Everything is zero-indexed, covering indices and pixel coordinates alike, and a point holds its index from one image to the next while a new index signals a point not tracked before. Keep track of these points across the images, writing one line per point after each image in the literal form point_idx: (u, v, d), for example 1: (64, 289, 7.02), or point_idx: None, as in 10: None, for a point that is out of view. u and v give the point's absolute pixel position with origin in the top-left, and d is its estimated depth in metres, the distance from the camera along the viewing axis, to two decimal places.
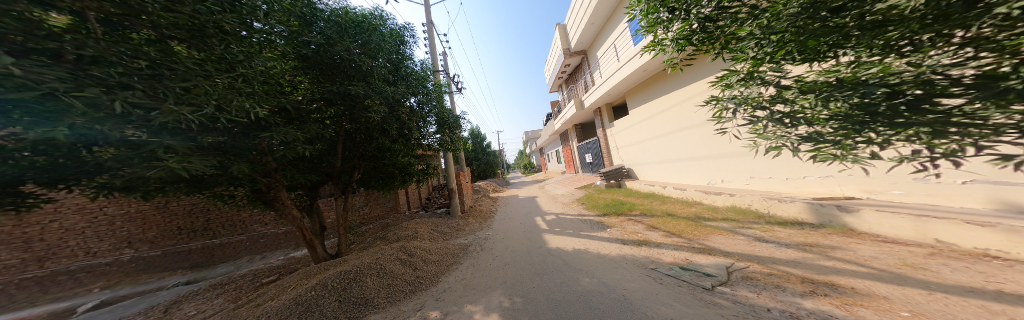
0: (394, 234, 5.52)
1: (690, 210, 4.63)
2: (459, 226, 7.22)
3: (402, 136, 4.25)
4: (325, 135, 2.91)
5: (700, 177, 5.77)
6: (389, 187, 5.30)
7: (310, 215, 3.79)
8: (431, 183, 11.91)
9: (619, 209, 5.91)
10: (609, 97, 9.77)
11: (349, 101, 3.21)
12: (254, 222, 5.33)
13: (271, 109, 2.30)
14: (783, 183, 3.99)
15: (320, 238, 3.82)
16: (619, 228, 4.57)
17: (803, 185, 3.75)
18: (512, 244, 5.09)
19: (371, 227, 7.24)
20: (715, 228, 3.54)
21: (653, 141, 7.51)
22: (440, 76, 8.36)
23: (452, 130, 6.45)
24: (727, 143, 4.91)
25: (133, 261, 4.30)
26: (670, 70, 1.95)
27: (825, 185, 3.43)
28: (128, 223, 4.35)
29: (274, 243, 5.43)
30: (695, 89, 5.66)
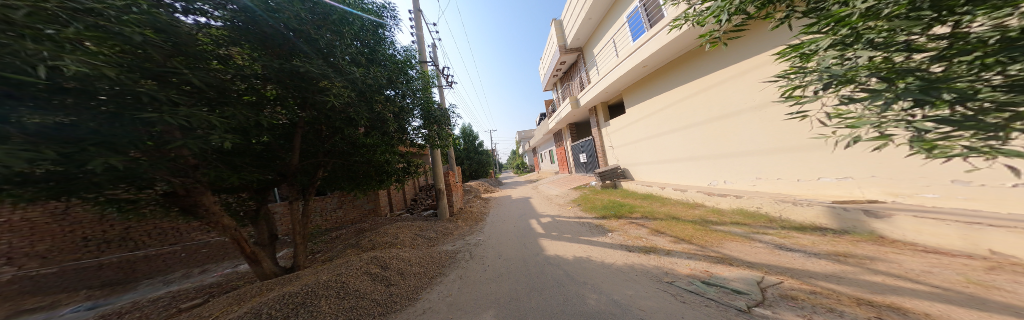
0: (370, 242, 4.98)
1: (692, 213, 4.37)
2: (447, 230, 6.70)
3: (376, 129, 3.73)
4: (261, 122, 2.29)
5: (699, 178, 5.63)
6: (366, 186, 4.77)
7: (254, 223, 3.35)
8: (417, 183, 11.27)
9: (619, 212, 5.61)
10: (606, 95, 9.51)
11: (300, 82, 2.61)
12: (189, 231, 4.96)
13: (167, 83, 1.69)
14: (793, 184, 3.90)
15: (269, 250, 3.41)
16: (621, 233, 4.43)
17: (815, 188, 3.65)
18: (505, 252, 4.70)
19: (344, 231, 6.55)
20: (727, 233, 3.24)
21: (649, 140, 7.35)
22: (428, 68, 7.81)
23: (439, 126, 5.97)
24: (730, 144, 4.78)
25: (15, 282, 3.29)
26: (712, 44, 1.57)
27: (842, 187, 3.32)
28: (7, 233, 3.36)
29: (217, 254, 5.07)
30: (695, 86, 5.46)
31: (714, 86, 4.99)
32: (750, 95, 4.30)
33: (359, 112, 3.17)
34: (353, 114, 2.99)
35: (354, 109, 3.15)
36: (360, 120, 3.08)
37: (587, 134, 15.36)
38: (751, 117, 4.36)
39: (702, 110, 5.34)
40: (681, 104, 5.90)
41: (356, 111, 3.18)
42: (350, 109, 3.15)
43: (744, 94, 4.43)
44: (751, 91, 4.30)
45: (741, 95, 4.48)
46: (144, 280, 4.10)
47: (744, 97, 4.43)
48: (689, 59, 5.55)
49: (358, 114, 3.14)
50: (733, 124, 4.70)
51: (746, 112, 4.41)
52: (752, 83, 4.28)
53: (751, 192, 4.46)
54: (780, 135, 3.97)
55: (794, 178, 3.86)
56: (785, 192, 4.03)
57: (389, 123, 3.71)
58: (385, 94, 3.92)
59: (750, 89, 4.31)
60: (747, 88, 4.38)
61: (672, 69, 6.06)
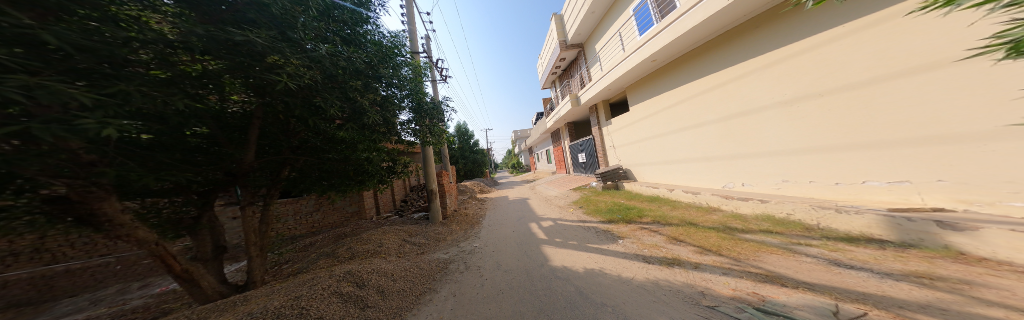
0: (348, 252, 4.63)
1: (710, 218, 3.98)
2: (439, 235, 6.19)
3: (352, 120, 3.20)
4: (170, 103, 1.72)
5: (714, 180, 5.49)
6: (344, 187, 4.31)
7: (191, 234, 3.00)
8: (408, 183, 10.71)
9: (627, 217, 5.38)
10: (609, 92, 9.18)
11: (243, 57, 2.04)
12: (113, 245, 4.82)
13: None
14: (829, 188, 3.72)
15: (210, 263, 3.06)
16: (634, 241, 4.03)
17: (857, 192, 3.45)
18: (504, 263, 4.29)
19: (322, 237, 5.93)
20: (760, 244, 2.81)
21: (655, 139, 7.21)
22: (420, 59, 7.28)
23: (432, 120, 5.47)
24: (753, 143, 4.62)
25: None
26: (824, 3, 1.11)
27: (890, 191, 3.15)
28: None
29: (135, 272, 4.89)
30: (711, 83, 5.34)
31: (735, 83, 4.85)
32: (779, 92, 4.15)
33: (328, 99, 2.64)
34: (324, 104, 2.50)
35: (322, 95, 2.61)
36: (334, 110, 2.57)
37: (585, 133, 15.08)
38: (778, 115, 4.21)
39: (720, 109, 5.18)
40: (693, 102, 5.77)
41: (324, 99, 2.63)
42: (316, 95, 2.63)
43: (771, 91, 4.27)
44: (780, 87, 4.13)
45: (768, 92, 4.32)
46: (65, 299, 4.06)
47: (771, 93, 4.28)
48: (707, 54, 5.38)
49: (329, 102, 2.61)
50: (756, 123, 4.56)
51: (773, 109, 4.26)
52: (780, 79, 4.12)
53: (775, 195, 4.30)
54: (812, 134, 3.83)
55: (828, 181, 3.71)
56: (815, 196, 3.88)
57: (370, 115, 3.20)
58: (368, 80, 3.40)
59: (779, 85, 4.15)
60: (774, 84, 4.23)
61: (687, 63, 5.86)
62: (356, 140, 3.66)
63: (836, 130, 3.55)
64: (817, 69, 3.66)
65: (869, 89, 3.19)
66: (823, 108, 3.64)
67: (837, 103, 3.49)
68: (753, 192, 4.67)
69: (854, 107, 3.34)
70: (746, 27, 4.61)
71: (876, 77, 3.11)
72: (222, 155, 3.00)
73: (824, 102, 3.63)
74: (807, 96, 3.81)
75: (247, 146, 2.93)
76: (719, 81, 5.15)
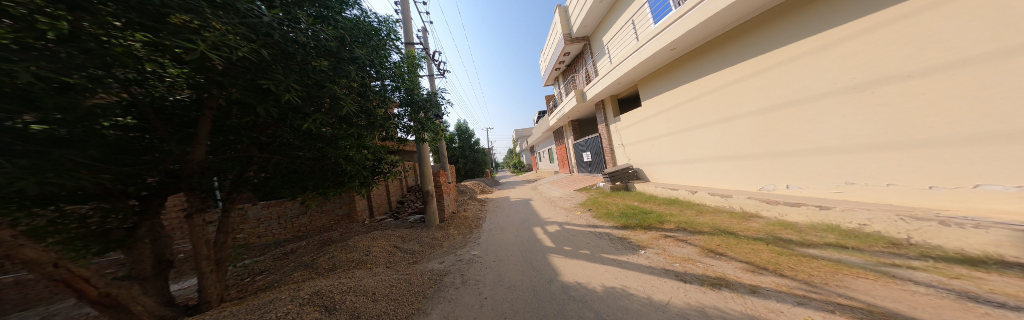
0: (330, 262, 4.11)
1: (750, 227, 3.37)
2: (434, 240, 5.66)
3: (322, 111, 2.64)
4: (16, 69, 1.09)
5: (750, 181, 4.91)
6: (323, 189, 3.76)
7: (124, 249, 2.44)
8: (403, 183, 10.17)
9: (645, 223, 4.78)
10: (619, 86, 8.58)
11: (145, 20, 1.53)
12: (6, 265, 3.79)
13: None
14: (912, 192, 3.07)
15: (144, 283, 2.50)
16: (658, 252, 3.45)
17: (955, 198, 2.78)
18: (507, 277, 3.71)
19: (306, 242, 5.40)
20: (834, 262, 2.19)
21: (676, 136, 6.63)
22: (415, 49, 6.75)
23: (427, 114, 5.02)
24: (806, 138, 3.99)
25: None
26: None
27: (1017, 199, 2.39)
28: None
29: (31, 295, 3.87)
30: (746, 71, 4.76)
31: (778, 70, 4.26)
32: (840, 77, 3.53)
33: (283, 81, 2.06)
34: (274, 88, 1.92)
35: (274, 77, 2.05)
36: (289, 96, 2.00)
37: (589, 131, 14.48)
38: (839, 105, 3.58)
39: (760, 99, 4.57)
40: (724, 93, 5.20)
41: (277, 82, 2.07)
42: (267, 76, 2.07)
43: (829, 76, 3.65)
44: (842, 72, 3.51)
45: (825, 78, 3.69)
46: (14, 314, 3.47)
47: (828, 79, 3.65)
48: (741, 38, 4.80)
49: (283, 85, 2.04)
50: (809, 115, 3.93)
51: (832, 98, 3.63)
52: (842, 62, 3.50)
53: (835, 199, 3.67)
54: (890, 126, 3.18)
55: (916, 184, 3.03)
56: (894, 203, 3.22)
57: (345, 103, 2.63)
58: (343, 62, 2.86)
59: (839, 69, 3.53)
60: (833, 69, 3.60)
61: (715, 50, 5.30)
62: (333, 134, 3.09)
63: (924, 120, 2.89)
64: (893, 49, 3.05)
65: (970, 71, 2.56)
66: (907, 94, 3.00)
67: (927, 87, 2.84)
68: (805, 196, 4.04)
69: (947, 94, 2.72)
70: (794, 3, 3.98)
71: (981, 55, 2.48)
72: (164, 154, 2.44)
73: (907, 87, 2.98)
74: (880, 80, 3.18)
75: (192, 141, 2.36)
76: (759, 69, 4.55)
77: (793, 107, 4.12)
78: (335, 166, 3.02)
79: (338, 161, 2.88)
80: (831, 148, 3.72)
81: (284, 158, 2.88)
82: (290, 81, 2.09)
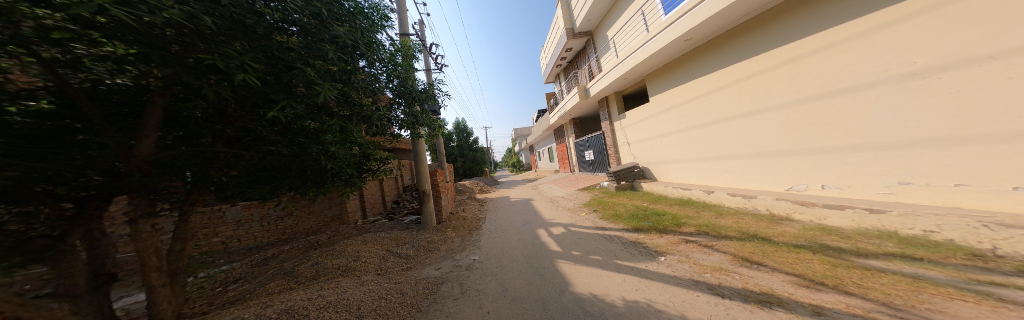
0: (312, 269, 3.67)
1: (785, 232, 3.01)
2: (431, 244, 5.24)
3: (293, 98, 2.20)
4: None
5: (779, 180, 4.48)
6: (304, 189, 3.32)
7: None
8: (399, 183, 9.71)
9: (659, 225, 4.41)
10: (625, 81, 8.20)
11: None
12: None
13: None
14: (986, 194, 2.59)
15: None
16: (681, 259, 3.08)
17: None
18: (512, 286, 3.31)
19: (289, 246, 4.94)
20: (907, 276, 1.83)
21: (691, 132, 6.21)
22: (410, 39, 6.32)
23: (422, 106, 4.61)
24: (850, 133, 3.54)
25: None
26: None
27: None
28: None
29: None
30: (775, 60, 4.33)
31: (814, 57, 3.82)
32: (895, 63, 3.05)
33: (236, 57, 1.62)
34: (220, 64, 1.48)
35: (223, 51, 1.60)
36: (243, 75, 1.56)
37: (591, 130, 14.14)
38: (894, 95, 3.11)
39: (793, 90, 4.12)
40: (749, 85, 4.78)
41: (228, 59, 1.63)
42: (216, 52, 1.64)
43: (882, 62, 3.17)
44: (896, 56, 3.05)
45: (876, 64, 3.22)
46: None
47: (880, 65, 3.18)
48: (768, 26, 4.41)
49: (236, 62, 1.60)
50: (854, 106, 3.46)
51: (885, 87, 3.16)
52: (895, 45, 3.05)
53: (882, 201, 3.23)
54: (959, 118, 2.70)
55: (994, 186, 2.54)
56: (961, 206, 2.74)
57: (321, 90, 2.19)
58: (325, 42, 2.47)
59: (893, 53, 3.07)
60: (883, 53, 3.15)
61: (737, 40, 4.92)
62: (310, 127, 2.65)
63: (1006, 108, 2.42)
64: (963, 25, 2.59)
65: None
66: (984, 79, 2.51)
67: (1010, 70, 2.36)
68: (845, 198, 3.61)
69: None
70: None
71: None
72: None
73: (985, 71, 2.49)
74: (946, 64, 2.71)
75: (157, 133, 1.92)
76: (791, 57, 4.12)
77: (832, 97, 3.67)
78: (313, 165, 2.57)
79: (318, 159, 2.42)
80: (880, 143, 3.27)
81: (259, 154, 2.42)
82: (245, 58, 1.65)
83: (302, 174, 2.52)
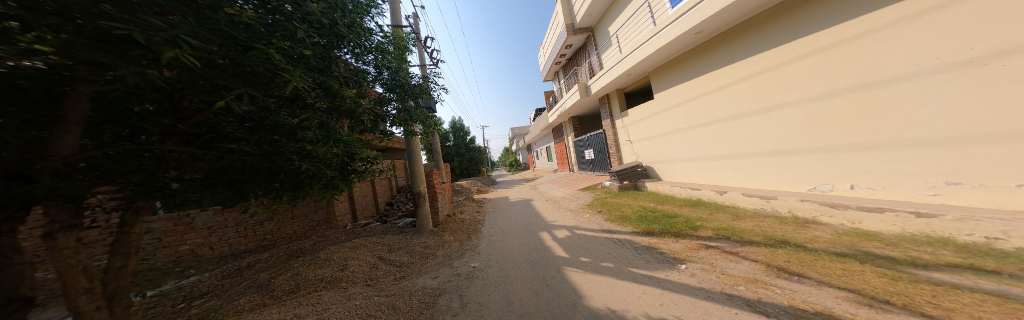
0: (291, 282, 3.25)
1: (818, 237, 2.75)
2: (427, 249, 4.86)
3: (256, 87, 1.79)
4: None
5: (801, 179, 4.26)
6: (279, 193, 2.91)
7: None
8: (392, 183, 9.27)
9: (672, 228, 4.13)
10: (628, 78, 7.94)
11: None
12: None
13: None
14: None
15: None
16: (704, 267, 2.81)
17: None
18: (517, 298, 2.97)
19: (269, 253, 4.50)
20: (987, 293, 1.56)
21: (700, 130, 5.99)
22: (403, 30, 5.91)
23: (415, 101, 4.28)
24: (886, 128, 3.30)
25: None
26: None
27: None
28: None
29: None
30: (797, 52, 4.08)
31: (841, 48, 3.57)
32: (937, 51, 2.81)
33: (163, 30, 1.21)
34: (138, 35, 1.09)
35: (144, 21, 1.20)
36: (173, 53, 1.17)
37: (591, 128, 13.93)
38: (938, 86, 2.87)
39: (816, 84, 3.88)
40: (767, 79, 4.54)
41: (153, 32, 1.22)
42: (137, 22, 1.23)
43: (922, 51, 2.92)
44: (940, 45, 2.79)
45: (916, 54, 2.97)
46: None
47: (922, 54, 2.92)
48: (787, 16, 4.16)
49: (163, 36, 1.21)
50: (891, 99, 3.22)
51: (928, 77, 2.91)
52: (940, 32, 2.79)
53: (922, 204, 3.00)
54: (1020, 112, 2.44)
55: None
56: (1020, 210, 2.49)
57: (292, 78, 1.79)
58: (300, 20, 2.09)
59: (937, 42, 2.81)
60: (925, 42, 2.89)
61: (753, 32, 4.68)
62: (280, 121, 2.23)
63: None
64: None
65: None
66: None
67: None
68: (879, 199, 3.38)
69: None
70: None
71: None
72: None
73: None
74: (1002, 53, 2.45)
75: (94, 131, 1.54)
76: (814, 48, 3.87)
77: (864, 91, 3.42)
78: (282, 169, 2.13)
79: (294, 162, 1.96)
80: (920, 140, 3.04)
81: (219, 153, 2.00)
82: (178, 31, 1.25)
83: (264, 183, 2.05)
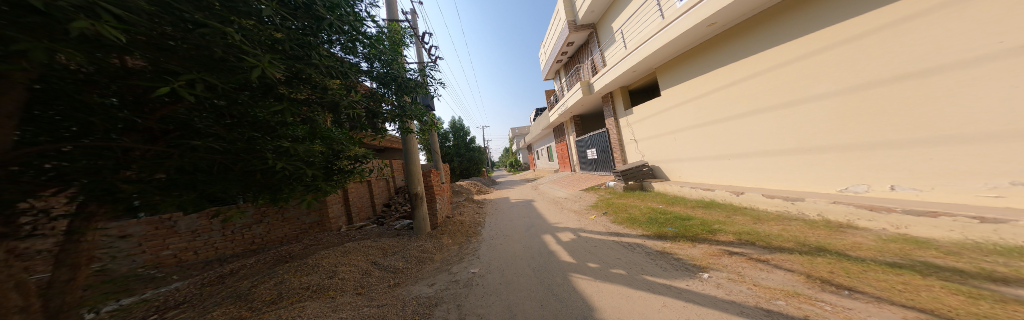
0: (273, 291, 2.97)
1: (859, 243, 2.46)
2: (424, 253, 4.59)
3: (213, 73, 1.49)
4: None
5: (829, 179, 3.97)
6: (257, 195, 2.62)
7: None
8: (389, 183, 9.00)
9: (687, 232, 3.83)
10: (633, 75, 7.65)
11: None
12: None
13: None
14: None
15: None
16: (730, 276, 2.52)
17: None
18: (521, 309, 2.68)
19: (256, 258, 4.23)
20: None
21: (712, 128, 5.72)
22: (399, 24, 5.65)
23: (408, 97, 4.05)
24: (929, 122, 3.03)
25: None
26: None
27: None
28: None
29: None
30: (824, 43, 3.81)
31: (876, 37, 3.31)
32: (998, 36, 2.54)
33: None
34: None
35: None
36: (87, 22, 0.87)
37: (593, 127, 13.66)
38: (994, 75, 2.60)
39: (847, 76, 3.61)
40: (789, 72, 4.28)
41: None
42: None
43: (976, 37, 2.66)
44: (1000, 29, 2.53)
45: (968, 40, 2.71)
46: None
47: (975, 40, 2.67)
48: (812, 5, 3.90)
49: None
50: (937, 90, 2.95)
51: (983, 65, 2.64)
52: (999, 15, 2.53)
53: (984, 208, 2.68)
54: None
55: None
56: None
57: (260, 62, 1.52)
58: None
59: (996, 26, 2.55)
60: (980, 26, 2.63)
61: (772, 24, 4.43)
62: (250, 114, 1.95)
63: None
64: None
65: None
66: None
67: None
68: (924, 201, 3.09)
69: None
70: None
71: None
72: None
73: None
74: None
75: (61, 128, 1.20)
76: (844, 38, 3.60)
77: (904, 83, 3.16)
78: (255, 167, 1.86)
79: (267, 160, 1.69)
80: (975, 135, 2.76)
81: (177, 150, 1.72)
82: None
83: (232, 184, 1.77)
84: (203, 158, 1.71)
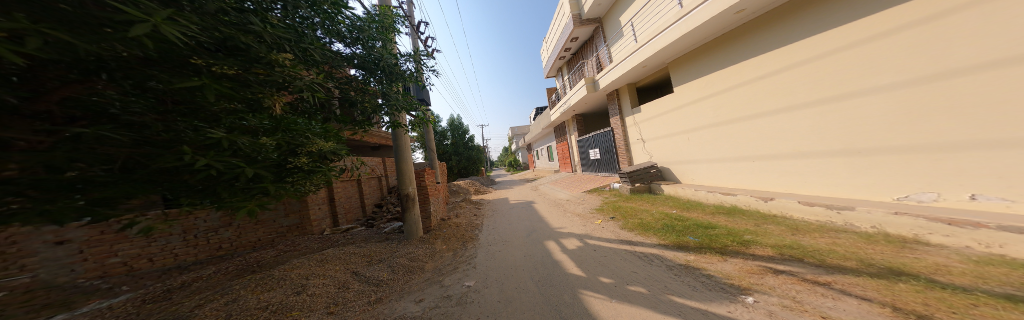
0: (223, 313, 2.44)
1: (943, 265, 2.01)
2: (414, 262, 4.09)
3: (78, 28, 0.98)
4: None
5: (878, 188, 3.40)
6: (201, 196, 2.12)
7: None
8: (382, 182, 8.49)
9: (712, 243, 3.37)
10: (643, 70, 7.17)
11: None
12: None
13: None
14: None
15: None
16: (783, 300, 2.03)
17: None
18: None
19: (221, 266, 3.71)
20: None
21: (735, 126, 5.23)
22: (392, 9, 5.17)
23: (387, 85, 3.65)
24: (1003, 123, 2.52)
25: None
26: None
27: None
28: None
29: None
30: (877, 28, 3.24)
31: (951, 18, 2.73)
32: None
33: None
34: None
35: None
36: None
37: (596, 127, 13.23)
38: None
39: (903, 67, 3.07)
40: (830, 63, 3.72)
41: None
42: None
43: None
44: None
45: None
46: None
47: None
48: None
49: None
50: (1021, 85, 2.40)
51: None
52: None
53: None
54: None
55: None
56: None
57: (152, 17, 1.03)
58: None
59: None
60: None
61: (811, 8, 3.89)
62: (165, 95, 1.44)
63: None
64: None
65: None
66: None
67: None
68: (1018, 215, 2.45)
69: None
70: None
71: None
72: None
73: None
74: None
75: None
76: (905, 21, 3.03)
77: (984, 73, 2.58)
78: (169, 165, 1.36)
79: (186, 156, 1.22)
80: None
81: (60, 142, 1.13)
82: None
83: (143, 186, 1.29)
84: (103, 153, 1.24)
